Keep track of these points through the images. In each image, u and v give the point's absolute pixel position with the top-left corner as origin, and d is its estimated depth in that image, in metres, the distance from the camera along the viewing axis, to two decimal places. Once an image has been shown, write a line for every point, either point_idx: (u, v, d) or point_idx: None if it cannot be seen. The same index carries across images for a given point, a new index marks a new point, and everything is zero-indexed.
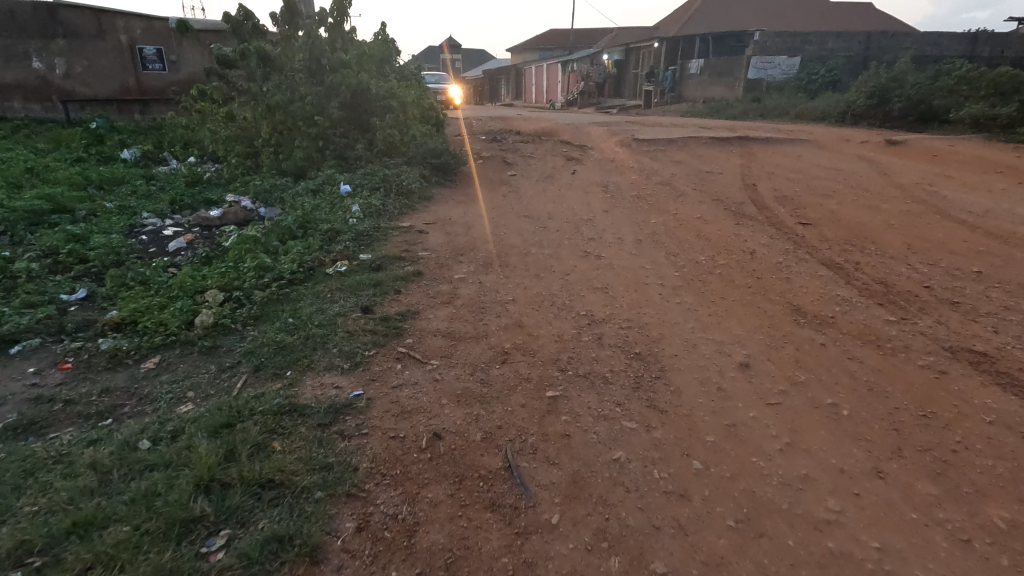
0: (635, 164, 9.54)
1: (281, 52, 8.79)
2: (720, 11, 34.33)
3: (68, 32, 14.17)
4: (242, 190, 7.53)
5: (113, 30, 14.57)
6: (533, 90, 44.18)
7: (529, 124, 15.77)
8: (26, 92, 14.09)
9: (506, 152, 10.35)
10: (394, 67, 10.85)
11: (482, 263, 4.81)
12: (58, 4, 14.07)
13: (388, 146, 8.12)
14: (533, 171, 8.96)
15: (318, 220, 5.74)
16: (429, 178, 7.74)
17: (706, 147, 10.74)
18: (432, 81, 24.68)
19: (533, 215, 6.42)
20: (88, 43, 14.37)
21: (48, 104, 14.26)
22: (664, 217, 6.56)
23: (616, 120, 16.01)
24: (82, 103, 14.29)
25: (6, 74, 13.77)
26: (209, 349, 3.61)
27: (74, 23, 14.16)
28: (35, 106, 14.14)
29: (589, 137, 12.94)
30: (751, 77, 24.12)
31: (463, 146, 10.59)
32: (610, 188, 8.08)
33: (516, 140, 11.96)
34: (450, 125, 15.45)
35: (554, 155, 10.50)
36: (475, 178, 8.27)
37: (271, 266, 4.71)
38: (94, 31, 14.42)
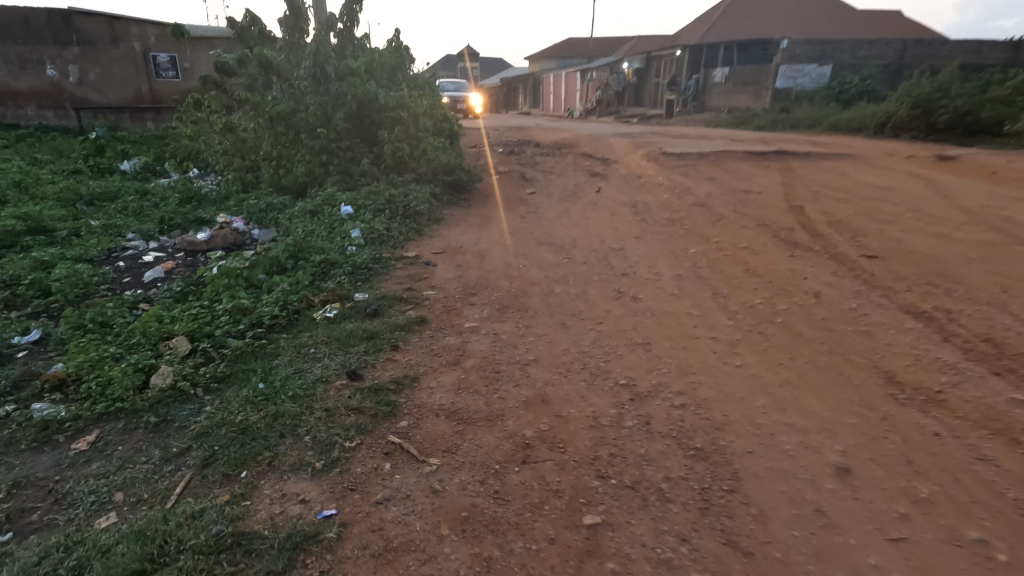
0: (665, 181, 8.77)
1: (285, 58, 8.17)
2: (744, 19, 33.55)
3: (83, 39, 13.74)
4: (236, 209, 6.89)
5: (127, 38, 14.26)
6: (551, 99, 43.66)
7: (548, 135, 15.09)
8: (41, 100, 13.62)
9: (524, 167, 9.64)
10: (406, 75, 10.22)
11: (498, 306, 4.07)
12: (73, 11, 13.62)
13: (396, 162, 7.45)
14: (554, 188, 8.24)
15: (310, 248, 5.05)
16: (441, 197, 7.05)
17: (741, 162, 9.93)
18: (449, 90, 24.22)
19: (555, 242, 5.67)
20: (102, 50, 13.93)
21: (61, 111, 13.77)
22: (705, 246, 5.77)
23: (640, 131, 15.25)
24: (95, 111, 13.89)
25: (19, 83, 13.34)
26: (159, 423, 2.91)
27: (88, 30, 13.74)
28: (49, 113, 13.64)
29: (613, 150, 12.19)
30: (778, 87, 23.25)
31: (478, 160, 9.90)
32: (639, 208, 7.32)
33: (535, 152, 11.26)
34: (465, 136, 14.82)
35: (575, 169, 9.78)
36: (490, 197, 7.57)
37: (250, 309, 4.01)
38: (109, 39, 14.04)
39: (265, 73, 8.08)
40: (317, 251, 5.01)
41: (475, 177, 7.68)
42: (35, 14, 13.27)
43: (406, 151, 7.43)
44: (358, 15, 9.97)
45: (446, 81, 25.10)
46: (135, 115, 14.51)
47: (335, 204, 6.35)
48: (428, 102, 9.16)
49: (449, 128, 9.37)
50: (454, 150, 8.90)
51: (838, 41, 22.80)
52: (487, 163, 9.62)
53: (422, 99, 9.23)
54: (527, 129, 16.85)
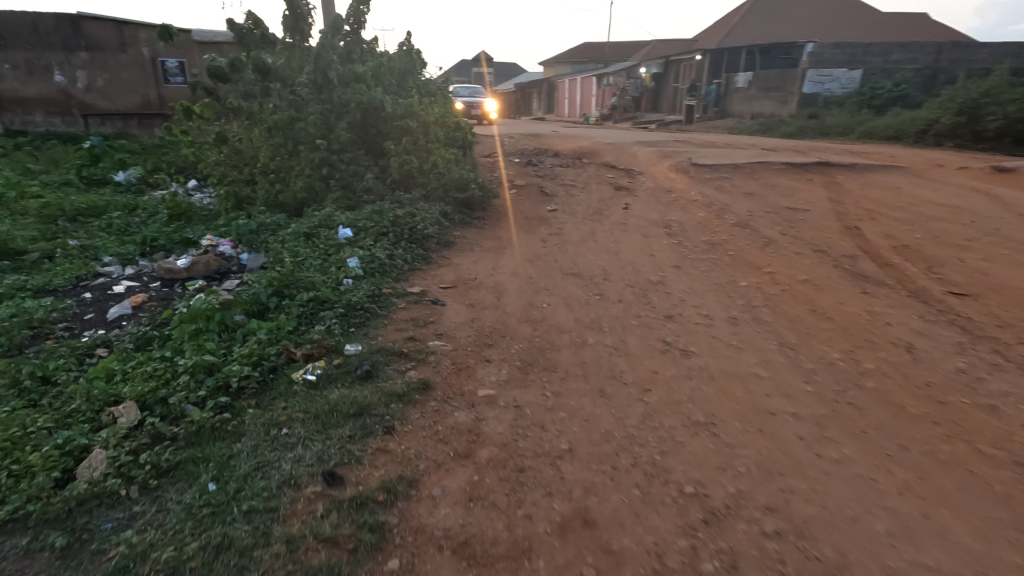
0: (699, 196, 7.96)
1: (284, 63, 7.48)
2: (766, 23, 32.66)
3: (91, 44, 13.24)
4: (225, 228, 6.23)
5: (136, 43, 13.73)
6: (566, 104, 42.94)
7: (565, 143, 14.34)
8: (48, 106, 13.18)
9: (543, 179, 8.90)
10: (417, 80, 9.54)
11: (520, 364, 3.32)
12: (81, 16, 13.15)
13: (403, 177, 6.74)
14: (577, 205, 7.48)
15: (299, 280, 4.32)
16: (453, 217, 6.31)
17: (780, 174, 9.09)
18: (464, 96, 23.63)
19: (584, 274, 4.91)
20: (110, 55, 13.41)
21: (68, 118, 13.30)
22: (756, 278, 4.97)
23: (663, 140, 14.45)
24: (102, 118, 13.46)
25: (28, 89, 12.93)
26: (72, 544, 2.19)
27: (97, 35, 13.23)
28: (55, 120, 13.19)
29: (636, 160, 11.39)
30: (806, 91, 22.30)
31: (493, 173, 9.16)
32: (674, 230, 6.52)
33: (553, 163, 10.50)
34: (480, 144, 14.14)
35: (598, 182, 9.01)
36: (508, 215, 6.84)
37: (217, 365, 3.30)
38: (117, 44, 13.51)
39: (263, 79, 7.41)
40: (307, 284, 4.29)
41: (490, 194, 6.94)
42: (43, 19, 12.84)
43: (414, 165, 6.71)
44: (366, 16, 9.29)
45: (461, 86, 24.45)
46: (143, 121, 13.99)
47: (333, 226, 5.63)
48: (440, 112, 8.45)
49: (461, 139, 8.64)
50: (467, 163, 8.17)
51: (869, 44, 21.81)
52: (502, 176, 8.89)
53: (433, 107, 8.52)
54: (544, 136, 16.10)
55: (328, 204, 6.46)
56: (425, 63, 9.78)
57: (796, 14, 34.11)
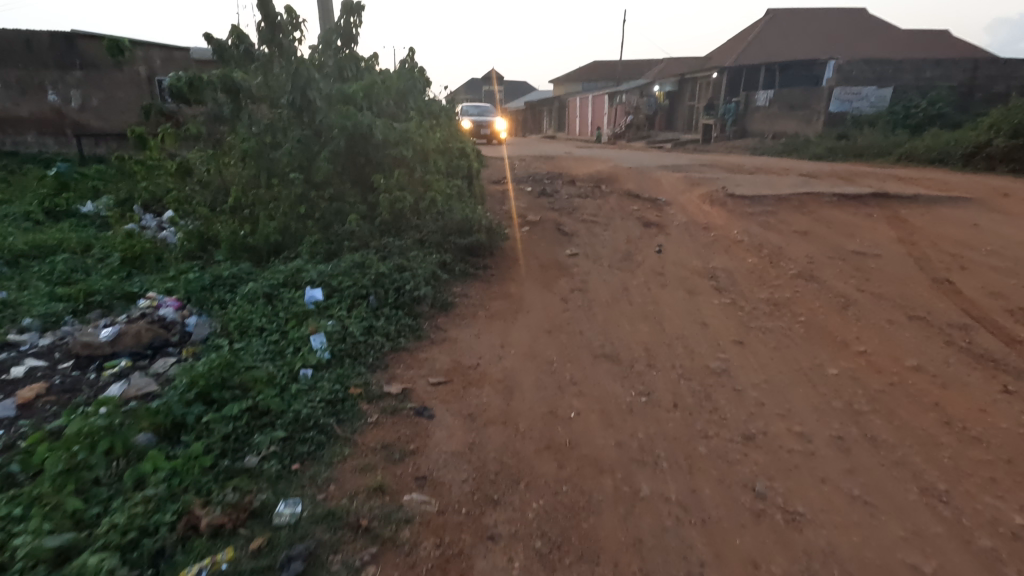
0: (743, 235, 6.82)
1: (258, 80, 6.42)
2: (783, 41, 31.77)
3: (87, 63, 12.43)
4: (176, 280, 5.14)
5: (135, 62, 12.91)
6: (577, 123, 42.10)
7: (580, 167, 13.27)
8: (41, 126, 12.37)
9: (557, 212, 7.78)
10: (417, 100, 8.53)
11: (542, 545, 2.16)
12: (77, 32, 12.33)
13: (394, 217, 5.65)
14: (602, 246, 6.34)
15: (236, 374, 3.16)
16: (453, 267, 5.18)
17: (831, 207, 7.92)
18: (474, 115, 22.80)
19: (621, 355, 3.74)
20: (106, 75, 12.57)
21: (62, 138, 12.44)
22: (847, 361, 3.79)
23: (687, 164, 13.32)
24: (97, 138, 12.54)
25: (20, 109, 12.14)
26: None
27: (92, 53, 12.39)
28: (49, 140, 12.35)
29: (661, 188, 10.26)
30: (833, 111, 21.00)
31: (501, 206, 8.08)
32: (723, 283, 5.36)
33: (570, 191, 9.40)
34: (488, 169, 13.13)
35: (621, 215, 7.88)
36: (520, 261, 5.73)
37: (75, 544, 2.13)
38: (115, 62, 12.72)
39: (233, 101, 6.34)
40: (245, 381, 3.11)
41: (498, 234, 5.82)
42: (38, 36, 12.01)
43: (408, 202, 5.63)
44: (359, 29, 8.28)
45: (470, 105, 23.54)
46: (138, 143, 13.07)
47: (300, 281, 4.48)
48: (441, 137, 7.39)
49: (464, 168, 7.58)
50: (471, 195, 7.06)
51: (899, 61, 20.69)
52: (512, 210, 7.80)
53: (433, 131, 7.45)
54: (557, 159, 15.03)
55: (304, 254, 5.38)
56: (427, 81, 8.76)
57: (815, 31, 33.17)
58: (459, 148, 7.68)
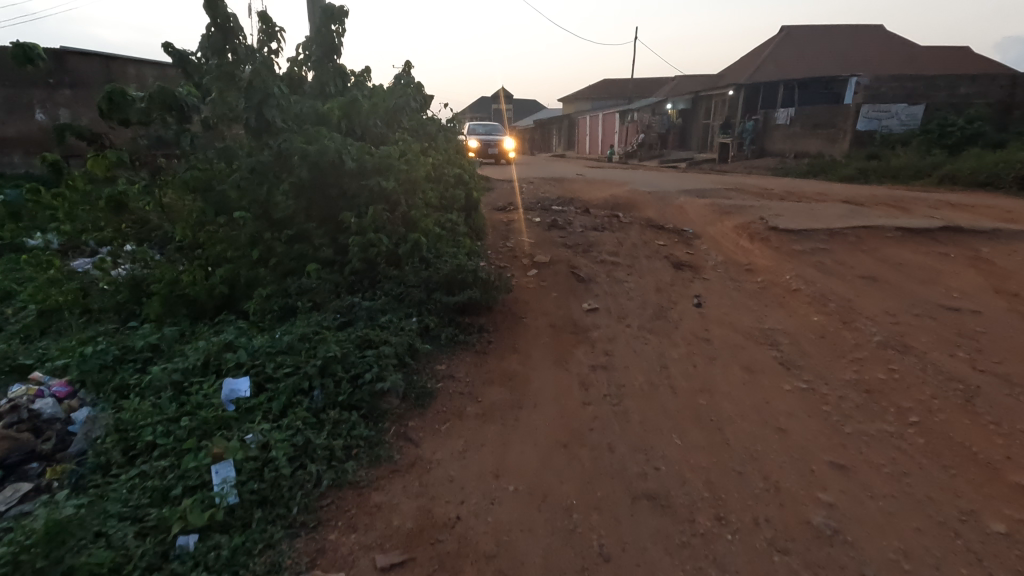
0: (799, 283, 5.59)
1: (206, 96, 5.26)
2: (799, 60, 30.82)
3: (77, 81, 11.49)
4: (78, 344, 3.96)
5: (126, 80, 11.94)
6: (587, 142, 41.23)
7: (594, 192, 12.13)
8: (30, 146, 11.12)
9: (569, 249, 6.61)
10: (408, 120, 7.43)
11: None
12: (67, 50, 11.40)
13: (365, 266, 4.54)
14: (626, 298, 5.14)
15: (65, 560, 1.98)
16: (437, 333, 4.00)
17: (895, 244, 6.67)
18: (484, 136, 21.86)
19: (672, 493, 2.55)
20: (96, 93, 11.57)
21: None
22: (1012, 506, 2.56)
23: (710, 188, 12.13)
24: None
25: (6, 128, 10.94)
26: None
27: (82, 71, 11.46)
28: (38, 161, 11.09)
29: (686, 218, 9.07)
30: (860, 130, 19.71)
31: (502, 242, 6.91)
32: (788, 354, 4.14)
33: (583, 221, 8.22)
34: (494, 194, 12.03)
35: (644, 253, 6.69)
36: (527, 321, 4.55)
37: None
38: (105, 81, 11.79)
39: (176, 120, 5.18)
40: (72, 573, 1.98)
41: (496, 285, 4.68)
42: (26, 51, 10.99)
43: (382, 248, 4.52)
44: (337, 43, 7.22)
45: (477, 124, 22.59)
46: None
47: (223, 364, 3.29)
48: (431, 165, 6.28)
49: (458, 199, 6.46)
50: (465, 231, 5.93)
51: (931, 78, 19.51)
52: (515, 247, 6.64)
53: (422, 156, 6.35)
54: (568, 182, 13.88)
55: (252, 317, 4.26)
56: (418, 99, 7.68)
57: (834, 49, 32.10)
58: (452, 177, 6.56)
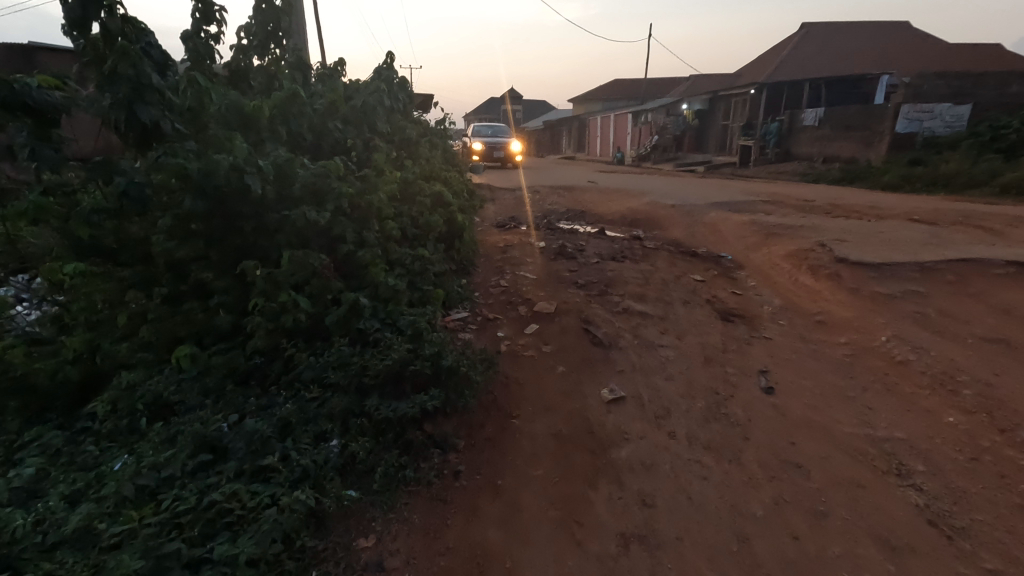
0: (902, 348, 4.02)
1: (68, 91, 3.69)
2: (823, 59, 29.13)
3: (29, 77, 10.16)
4: None
5: None
6: (598, 143, 39.66)
7: (609, 204, 10.60)
8: None
9: (580, 291, 5.07)
10: (379, 121, 5.90)
11: None
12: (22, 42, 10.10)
13: (281, 340, 3.07)
14: (665, 379, 3.59)
15: None
16: (370, 469, 2.50)
17: (1011, 284, 5.07)
18: (489, 137, 20.41)
19: None
20: None
21: None
22: None
23: (743, 199, 10.56)
24: None
25: None
26: None
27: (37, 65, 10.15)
28: None
29: (722, 241, 7.52)
30: (900, 131, 17.95)
31: (493, 281, 5.37)
32: (938, 506, 2.58)
33: (597, 246, 6.66)
34: (494, 207, 10.55)
35: (679, 296, 5.12)
36: (518, 427, 3.04)
37: None
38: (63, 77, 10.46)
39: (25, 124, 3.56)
40: None
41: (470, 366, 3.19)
42: None
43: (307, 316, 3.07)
44: (280, 26, 5.67)
45: (482, 126, 21.10)
46: None
47: None
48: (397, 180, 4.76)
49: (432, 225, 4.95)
50: (436, 269, 4.42)
51: (980, 74, 17.74)
52: (510, 289, 5.12)
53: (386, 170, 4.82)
54: (577, 193, 12.32)
55: (101, 432, 2.80)
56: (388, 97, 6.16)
57: (861, 46, 30.32)
58: (427, 199, 5.04)
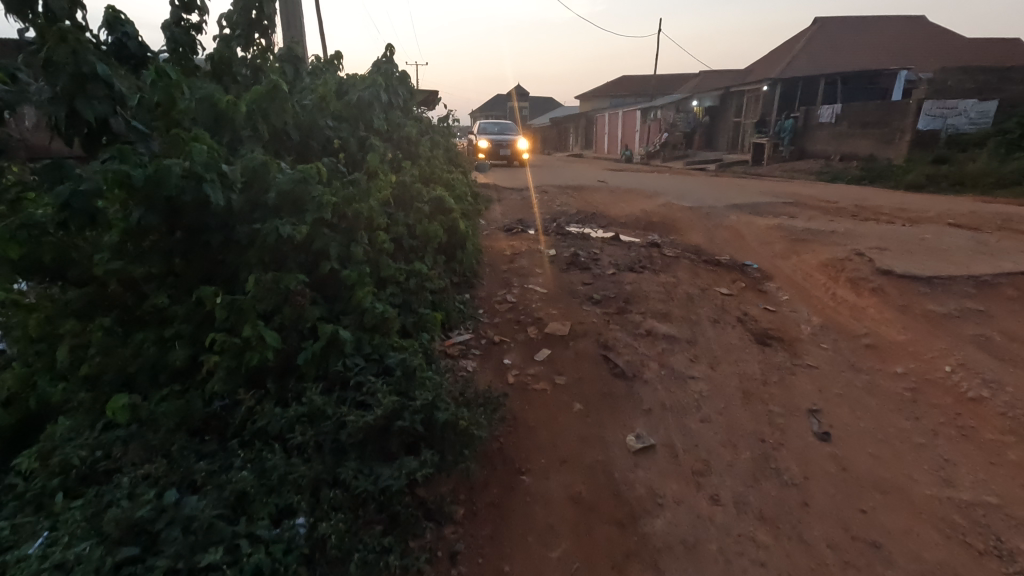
0: (971, 381, 3.49)
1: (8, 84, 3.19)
2: (837, 54, 28.45)
3: None
4: None
5: None
6: (606, 140, 39.05)
7: (621, 206, 10.08)
8: None
9: (595, 308, 4.54)
10: (367, 123, 5.55)
11: None
12: None
13: (245, 380, 2.57)
14: (700, 421, 3.07)
15: None
16: (345, 556, 1.97)
17: None
18: (495, 134, 19.89)
19: None
20: None
21: None
22: None
23: (763, 201, 10.02)
24: None
25: None
26: None
27: None
28: None
29: (746, 248, 6.99)
30: (921, 128, 17.37)
31: (499, 295, 4.85)
32: None
33: (611, 254, 6.13)
34: (501, 209, 10.05)
35: (706, 314, 4.58)
36: (529, 489, 2.55)
37: None
38: None
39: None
40: None
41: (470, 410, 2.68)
42: None
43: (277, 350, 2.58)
44: (263, 16, 5.20)
45: (488, 123, 20.51)
46: None
47: None
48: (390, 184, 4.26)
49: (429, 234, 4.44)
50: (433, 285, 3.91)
51: (1005, 69, 17.07)
52: (517, 305, 4.59)
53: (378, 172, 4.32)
54: (587, 193, 11.77)
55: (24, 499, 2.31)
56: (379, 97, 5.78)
57: (876, 41, 29.59)
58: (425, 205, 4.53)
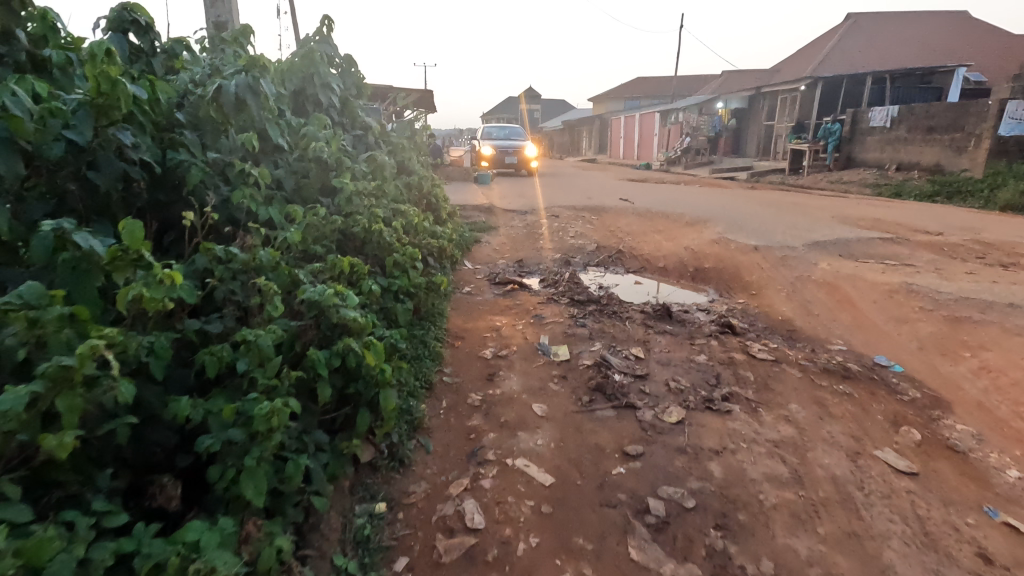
0: None
1: None
2: (880, 52, 25.71)
3: None
4: None
5: None
6: (621, 145, 36.52)
7: (657, 242, 7.56)
8: None
9: (660, 562, 2.03)
10: (209, 133, 3.27)
11: None
12: None
13: None
14: None
15: None
16: None
17: None
18: (499, 139, 17.43)
19: None
20: None
21: None
22: None
23: (848, 235, 7.43)
24: None
25: None
26: None
27: None
28: None
29: (870, 335, 4.45)
30: (1002, 135, 14.62)
31: (451, 498, 2.35)
32: None
33: (665, 358, 3.58)
34: (495, 247, 7.58)
35: (908, 570, 2.05)
36: None
37: None
38: None
39: None
40: None
41: None
42: None
43: None
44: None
45: (492, 127, 18.04)
46: None
47: None
48: (165, 291, 1.76)
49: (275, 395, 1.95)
50: None
51: None
52: (488, 542, 2.11)
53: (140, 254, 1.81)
54: (607, 219, 9.23)
55: None
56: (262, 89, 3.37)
57: (923, 38, 26.80)
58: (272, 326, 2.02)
